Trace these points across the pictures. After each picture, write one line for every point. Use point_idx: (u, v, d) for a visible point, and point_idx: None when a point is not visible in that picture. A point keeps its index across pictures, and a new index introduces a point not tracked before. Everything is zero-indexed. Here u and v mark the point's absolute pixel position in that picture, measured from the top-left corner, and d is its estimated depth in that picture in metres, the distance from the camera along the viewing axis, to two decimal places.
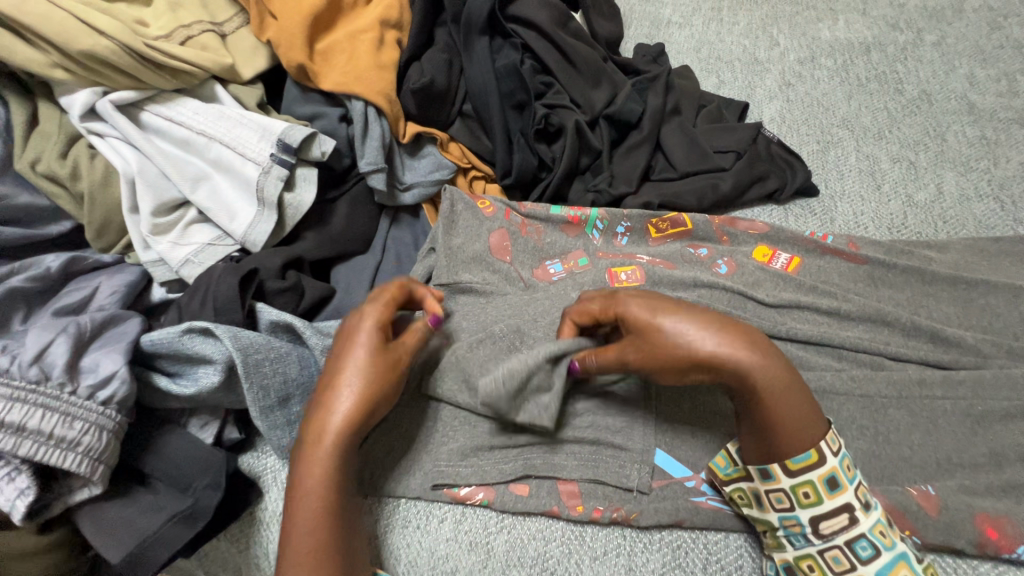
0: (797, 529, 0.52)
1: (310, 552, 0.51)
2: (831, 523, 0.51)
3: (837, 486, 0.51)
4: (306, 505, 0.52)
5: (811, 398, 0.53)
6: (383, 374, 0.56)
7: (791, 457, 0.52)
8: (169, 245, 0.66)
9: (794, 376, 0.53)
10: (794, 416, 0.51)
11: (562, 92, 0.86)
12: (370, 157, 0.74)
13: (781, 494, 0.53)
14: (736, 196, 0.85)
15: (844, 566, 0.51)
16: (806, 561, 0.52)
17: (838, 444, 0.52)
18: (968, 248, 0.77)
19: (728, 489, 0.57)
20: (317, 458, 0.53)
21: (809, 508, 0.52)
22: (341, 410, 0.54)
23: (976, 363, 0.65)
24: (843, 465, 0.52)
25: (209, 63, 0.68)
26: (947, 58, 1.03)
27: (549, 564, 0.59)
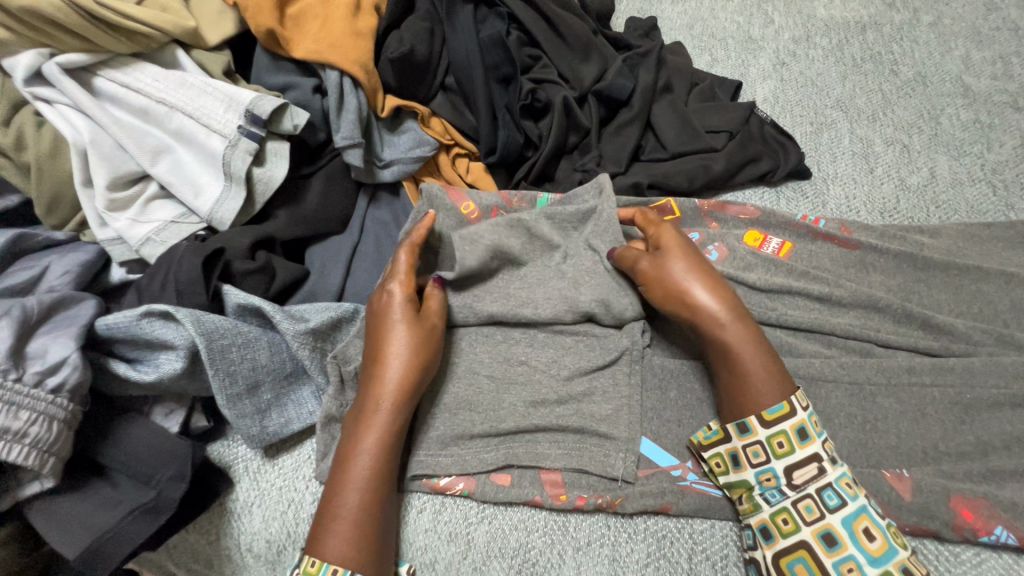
0: (772, 484, 0.53)
1: (352, 520, 0.51)
2: (803, 472, 0.53)
3: (807, 437, 0.53)
4: (358, 469, 0.54)
5: (781, 370, 0.56)
6: (426, 342, 0.59)
7: (767, 408, 0.54)
8: (127, 223, 0.62)
9: (773, 355, 0.56)
10: (760, 378, 0.55)
11: (550, 67, 0.83)
12: (345, 131, 0.70)
13: (758, 447, 0.54)
14: (728, 177, 0.82)
15: (815, 515, 0.51)
16: (782, 514, 0.52)
17: (806, 402, 0.55)
18: (960, 232, 0.75)
19: (707, 456, 0.57)
20: (374, 424, 0.55)
21: (784, 458, 0.53)
22: (393, 373, 0.57)
23: (965, 350, 0.64)
24: (812, 419, 0.54)
25: (168, 26, 0.63)
26: (943, 39, 1.00)
27: (530, 555, 0.57)
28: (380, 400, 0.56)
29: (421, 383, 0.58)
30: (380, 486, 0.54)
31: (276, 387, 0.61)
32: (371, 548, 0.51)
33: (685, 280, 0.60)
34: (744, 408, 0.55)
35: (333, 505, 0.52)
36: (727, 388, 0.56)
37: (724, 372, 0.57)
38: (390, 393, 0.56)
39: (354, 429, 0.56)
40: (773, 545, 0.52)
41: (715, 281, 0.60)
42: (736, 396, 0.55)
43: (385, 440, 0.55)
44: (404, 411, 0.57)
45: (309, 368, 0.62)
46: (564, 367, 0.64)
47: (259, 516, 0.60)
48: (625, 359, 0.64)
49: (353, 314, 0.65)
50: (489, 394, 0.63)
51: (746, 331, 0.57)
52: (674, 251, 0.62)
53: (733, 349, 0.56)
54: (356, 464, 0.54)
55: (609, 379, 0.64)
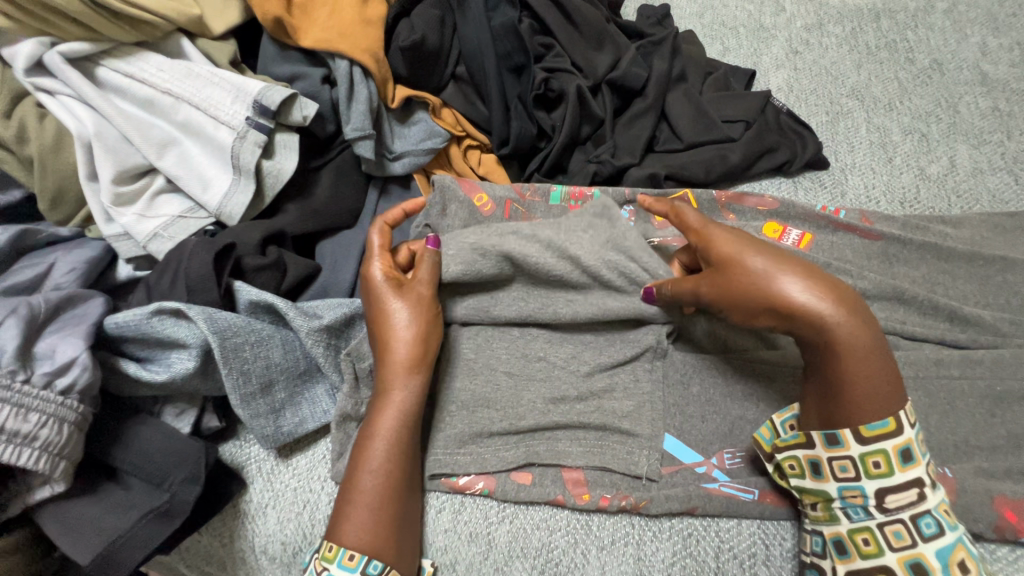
0: (858, 501, 0.49)
1: (371, 505, 0.51)
2: (898, 497, 0.48)
3: (910, 459, 0.48)
4: (373, 452, 0.53)
5: (893, 373, 0.49)
6: (427, 318, 0.58)
7: (868, 424, 0.48)
8: (134, 218, 0.60)
9: (886, 357, 0.49)
10: (872, 394, 0.48)
11: (563, 55, 0.80)
12: (356, 122, 0.68)
13: (848, 463, 0.49)
14: (745, 167, 0.80)
15: (904, 542, 0.48)
16: (862, 533, 0.49)
17: (913, 416, 0.49)
18: (984, 222, 0.74)
19: (780, 458, 0.53)
20: (388, 406, 0.55)
21: (877, 479, 0.49)
22: (401, 354, 0.56)
23: (994, 342, 0.62)
24: (917, 439, 0.49)
25: (173, 14, 0.61)
26: (959, 26, 0.99)
27: (554, 555, 0.56)
28: (390, 382, 0.55)
29: (429, 362, 0.57)
30: (398, 470, 0.53)
31: (290, 386, 0.60)
32: (389, 531, 0.51)
33: (776, 278, 0.51)
34: (849, 420, 0.48)
35: (348, 489, 0.52)
36: (831, 400, 0.49)
37: (819, 376, 0.50)
38: (399, 374, 0.56)
39: (368, 413, 0.55)
40: (849, 561, 0.49)
41: (810, 274, 0.51)
42: (843, 407, 0.49)
43: (399, 423, 0.54)
44: (416, 391, 0.56)
45: (323, 365, 0.60)
46: (584, 363, 0.63)
47: (275, 517, 0.59)
48: (646, 353, 0.63)
49: None
50: (508, 391, 0.62)
51: (860, 332, 0.49)
52: (738, 252, 0.54)
53: (842, 357, 0.48)
54: (368, 448, 0.53)
55: (630, 375, 0.62)
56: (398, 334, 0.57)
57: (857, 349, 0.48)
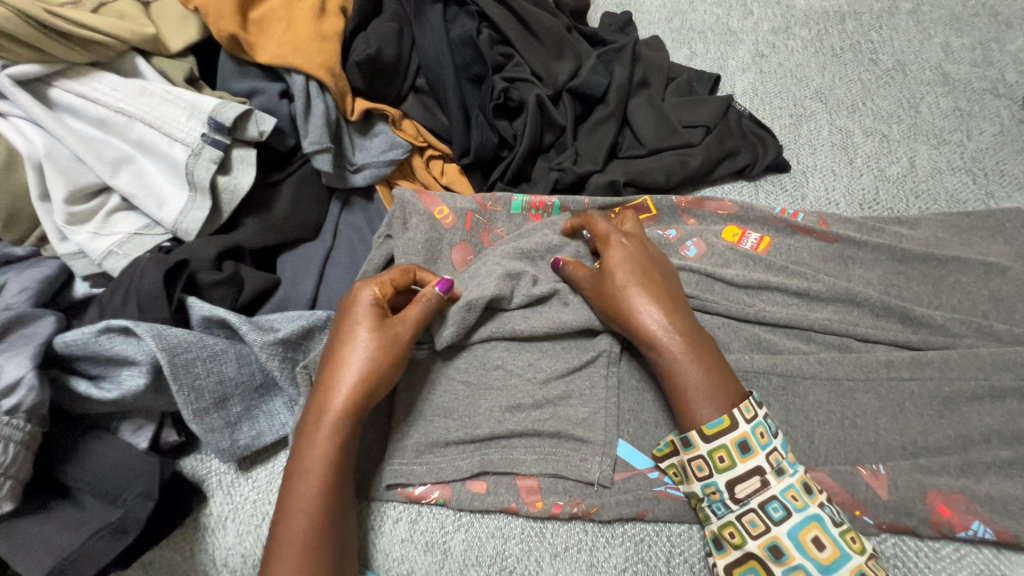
0: (717, 497, 0.52)
1: (302, 539, 0.49)
2: (745, 486, 0.51)
3: (748, 450, 0.52)
4: (306, 484, 0.52)
5: (724, 378, 0.55)
6: (382, 346, 0.57)
7: (706, 423, 0.53)
8: (88, 236, 0.61)
9: (719, 368, 0.55)
10: (698, 391, 0.54)
11: (523, 65, 0.81)
12: (313, 136, 0.69)
13: (701, 461, 0.53)
14: (706, 172, 0.81)
15: (760, 529, 0.50)
16: (728, 528, 0.52)
17: (752, 412, 0.53)
18: (940, 222, 0.74)
19: (661, 465, 0.57)
20: (321, 436, 0.53)
21: (726, 473, 0.52)
22: (346, 383, 0.55)
23: (945, 342, 0.63)
24: (755, 431, 0.52)
25: (127, 34, 0.61)
26: (922, 27, 0.99)
27: (508, 563, 0.56)
28: (328, 413, 0.54)
29: (376, 392, 0.56)
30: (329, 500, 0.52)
31: (246, 399, 0.60)
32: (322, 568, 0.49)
33: (627, 291, 0.59)
34: (685, 419, 0.54)
35: (284, 523, 0.50)
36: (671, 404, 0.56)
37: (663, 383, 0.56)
38: (341, 403, 0.54)
39: (301, 443, 0.54)
40: (723, 556, 0.52)
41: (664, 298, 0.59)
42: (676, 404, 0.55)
43: (333, 452, 0.53)
44: (357, 420, 0.55)
45: (279, 379, 0.61)
46: (541, 370, 0.63)
47: (234, 530, 0.59)
48: (602, 359, 0.63)
49: (325, 322, 0.64)
50: (465, 401, 0.63)
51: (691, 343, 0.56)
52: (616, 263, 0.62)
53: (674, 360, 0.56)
54: (303, 479, 0.52)
55: (586, 382, 0.63)
56: (344, 362, 0.56)
57: (678, 352, 0.56)
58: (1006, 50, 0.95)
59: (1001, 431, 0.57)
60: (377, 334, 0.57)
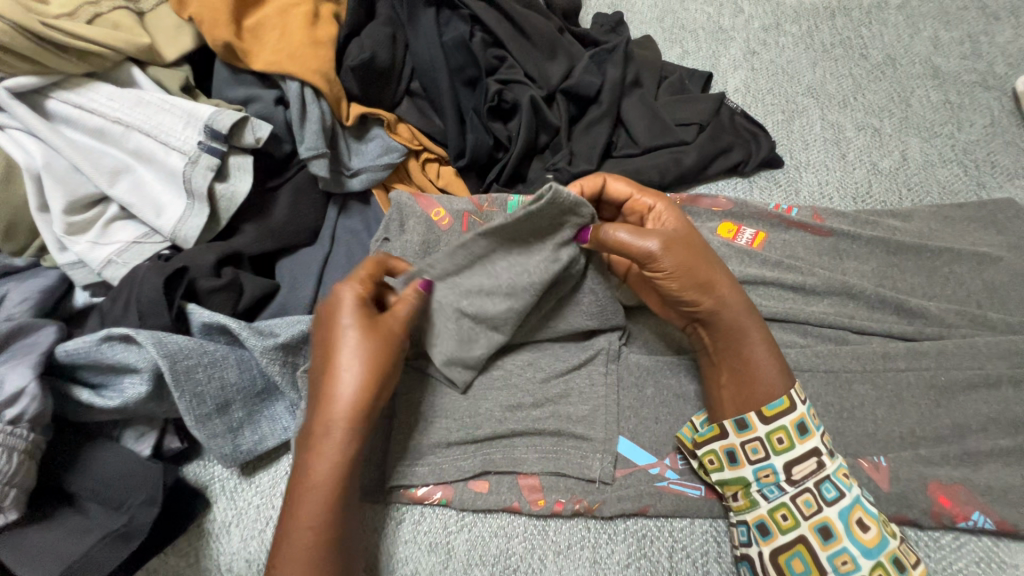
0: (771, 480, 0.53)
1: (308, 550, 0.50)
2: (802, 468, 0.53)
3: (806, 432, 0.53)
4: (309, 499, 0.52)
5: (781, 358, 0.56)
6: (383, 349, 0.55)
7: (767, 405, 0.54)
8: (87, 246, 0.61)
9: (773, 349, 0.56)
10: (764, 371, 0.55)
11: (516, 66, 0.82)
12: (310, 141, 0.69)
13: (757, 444, 0.54)
14: (700, 170, 0.81)
15: (813, 509, 0.51)
16: (780, 510, 0.52)
17: (803, 394, 0.55)
18: (933, 214, 0.75)
19: (700, 454, 0.56)
20: (325, 447, 0.53)
21: (783, 454, 0.53)
22: (346, 393, 0.53)
23: (940, 333, 0.64)
24: (810, 413, 0.54)
25: (122, 44, 0.62)
26: (911, 21, 1.00)
27: (512, 561, 0.57)
28: (331, 423, 0.53)
29: (379, 398, 0.55)
30: (334, 518, 0.52)
31: (248, 404, 0.61)
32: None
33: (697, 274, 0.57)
34: (746, 403, 0.54)
35: (289, 533, 0.51)
36: (731, 385, 0.56)
37: (727, 365, 0.57)
38: (341, 416, 0.53)
39: (305, 454, 0.53)
40: (770, 542, 0.52)
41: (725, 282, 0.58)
42: (735, 387, 0.56)
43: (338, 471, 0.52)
44: (361, 427, 0.54)
45: (280, 383, 0.61)
46: (540, 370, 0.64)
47: (238, 535, 0.60)
48: (601, 357, 0.64)
49: None
50: (465, 401, 0.63)
51: (753, 322, 0.57)
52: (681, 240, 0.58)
53: (740, 341, 0.56)
54: (306, 494, 0.52)
55: (585, 380, 0.63)
56: (343, 370, 0.54)
57: (751, 331, 0.56)
58: (994, 43, 0.96)
59: (998, 419, 0.58)
60: (376, 337, 0.55)
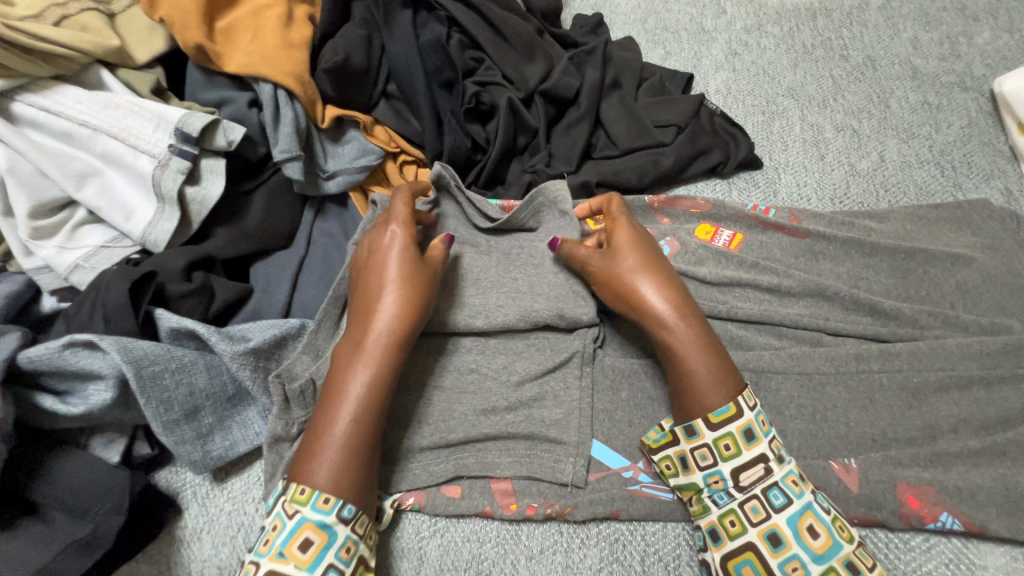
0: (720, 486, 0.52)
1: (341, 451, 0.50)
2: (750, 474, 0.51)
3: (753, 438, 0.52)
4: (350, 394, 0.52)
5: (729, 367, 0.54)
6: (422, 273, 0.58)
7: (713, 410, 0.52)
8: (54, 250, 0.61)
9: (720, 357, 0.54)
10: (705, 377, 0.53)
11: (494, 68, 0.82)
12: (284, 144, 0.68)
13: (705, 450, 0.52)
14: (679, 171, 0.81)
15: (761, 516, 0.50)
16: (729, 516, 0.51)
17: (753, 401, 0.53)
18: (908, 215, 0.75)
19: (656, 459, 0.56)
20: (368, 352, 0.54)
21: (731, 461, 0.52)
22: (387, 309, 0.55)
23: (913, 334, 0.64)
24: (759, 419, 0.52)
25: (89, 46, 0.61)
26: (892, 23, 1.01)
27: (483, 566, 0.56)
28: (372, 336, 0.55)
29: (420, 315, 0.57)
30: (370, 429, 0.52)
31: (218, 410, 0.60)
32: (357, 475, 0.50)
33: (634, 282, 0.58)
34: (691, 411, 0.53)
35: (319, 423, 0.52)
36: (674, 388, 0.55)
37: (670, 375, 0.56)
38: (383, 330, 0.55)
39: (345, 361, 0.54)
40: (720, 548, 0.51)
41: (668, 280, 0.59)
42: (679, 397, 0.54)
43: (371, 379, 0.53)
44: (404, 342, 0.56)
45: (251, 389, 0.61)
46: (514, 373, 0.63)
47: (209, 542, 0.59)
48: (576, 360, 0.63)
49: (299, 330, 0.64)
50: (439, 405, 0.62)
51: (693, 330, 0.55)
52: (626, 247, 0.61)
53: (677, 349, 0.55)
54: (346, 392, 0.53)
55: (560, 383, 0.62)
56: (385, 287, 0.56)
57: (687, 337, 0.55)
58: (973, 44, 0.97)
59: (968, 420, 0.58)
60: (415, 261, 0.58)
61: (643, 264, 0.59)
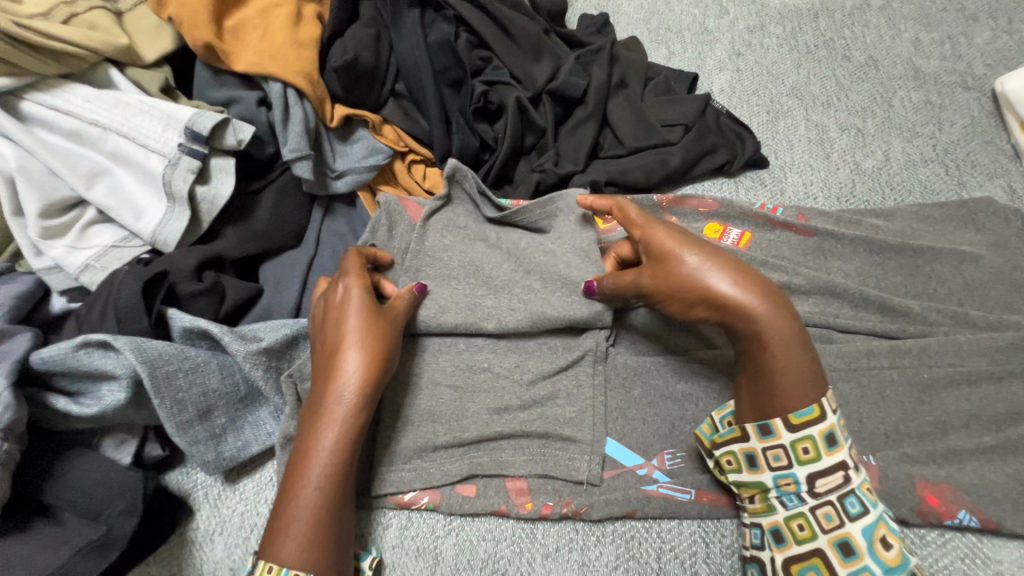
0: (791, 489, 0.51)
1: (309, 526, 0.48)
2: (827, 480, 0.50)
3: (835, 444, 0.50)
4: (315, 466, 0.50)
5: (813, 358, 0.52)
6: (385, 329, 0.56)
7: (793, 411, 0.50)
8: (63, 250, 0.60)
9: (806, 345, 0.52)
10: (791, 374, 0.50)
11: (502, 68, 0.81)
12: (293, 144, 0.68)
13: (780, 451, 0.51)
14: (686, 170, 0.82)
15: (834, 523, 0.49)
16: (797, 520, 0.50)
17: (835, 403, 0.51)
18: (915, 214, 0.76)
19: (718, 454, 0.54)
20: (330, 420, 0.51)
21: (808, 465, 0.50)
22: (350, 371, 0.53)
23: (922, 331, 0.64)
24: (841, 423, 0.50)
25: (98, 45, 0.61)
26: (893, 23, 1.01)
27: (500, 565, 0.56)
28: (335, 401, 0.52)
29: (385, 373, 0.55)
30: (338, 498, 0.50)
31: (230, 410, 0.60)
32: (330, 547, 0.48)
33: (706, 277, 0.53)
34: (775, 408, 0.50)
35: (287, 497, 0.49)
36: (754, 384, 0.52)
37: (751, 373, 0.52)
38: (348, 395, 0.52)
39: (307, 431, 0.52)
40: (785, 549, 0.51)
41: (736, 268, 0.54)
42: (763, 393, 0.51)
43: (338, 452, 0.51)
44: (369, 404, 0.53)
45: (264, 389, 0.60)
46: (527, 372, 0.62)
47: (223, 543, 0.59)
48: (588, 359, 0.63)
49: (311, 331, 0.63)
50: (451, 405, 0.61)
51: (782, 319, 0.52)
52: (672, 247, 0.56)
53: (767, 344, 0.51)
54: (310, 464, 0.50)
55: (574, 382, 0.62)
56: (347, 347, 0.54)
57: (775, 333, 0.51)
58: (973, 44, 0.98)
59: (979, 416, 0.59)
60: (377, 317, 0.56)
61: (713, 258, 0.55)
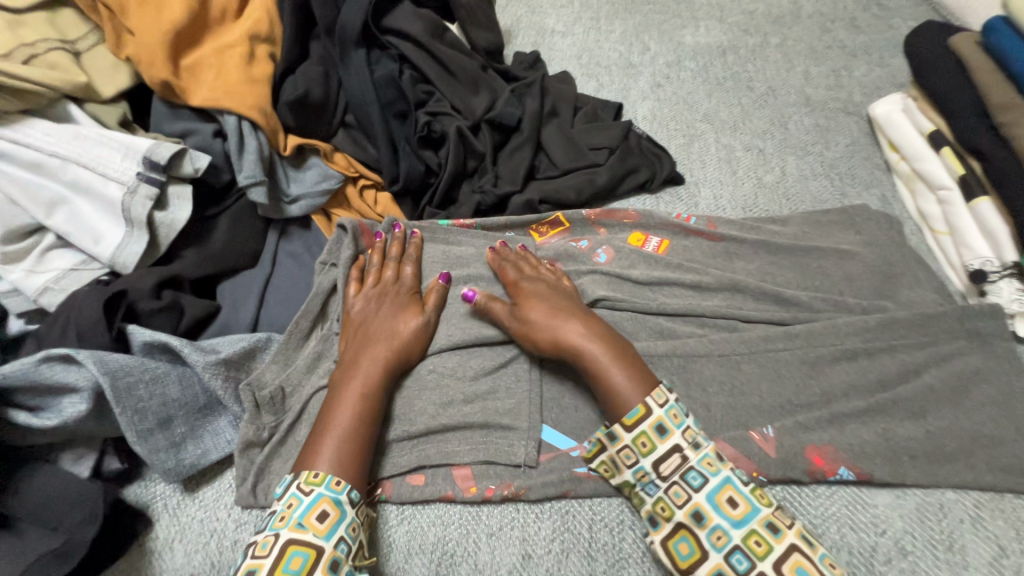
0: (647, 479, 0.57)
1: (339, 443, 0.58)
2: (668, 464, 0.56)
3: (665, 431, 0.57)
4: (348, 398, 0.61)
5: (640, 368, 0.60)
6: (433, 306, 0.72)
7: (627, 414, 0.57)
8: (22, 274, 0.63)
9: (625, 356, 0.61)
10: (616, 385, 0.59)
11: (443, 100, 0.90)
12: (247, 171, 0.74)
13: (628, 450, 0.58)
14: (612, 188, 0.92)
15: (683, 498, 0.55)
16: (659, 504, 0.56)
17: (663, 398, 0.58)
18: (805, 220, 0.88)
19: (595, 466, 0.62)
20: (363, 369, 0.63)
21: (649, 455, 0.57)
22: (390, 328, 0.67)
23: (810, 317, 0.74)
24: (669, 413, 0.57)
25: (58, 83, 0.65)
26: (788, 58, 1.17)
27: (449, 547, 0.62)
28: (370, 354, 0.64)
29: (418, 338, 0.68)
30: (362, 433, 0.60)
31: (190, 420, 0.63)
32: (354, 464, 0.57)
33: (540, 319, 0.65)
34: (612, 416, 0.59)
35: (324, 423, 0.60)
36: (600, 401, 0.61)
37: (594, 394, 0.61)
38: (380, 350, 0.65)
39: (343, 376, 0.63)
40: (659, 531, 0.56)
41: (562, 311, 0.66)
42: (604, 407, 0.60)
43: (369, 384, 0.62)
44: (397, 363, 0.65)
45: (223, 398, 0.64)
46: (469, 369, 0.69)
47: (181, 551, 0.61)
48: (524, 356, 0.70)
49: (267, 342, 0.69)
50: (401, 402, 0.67)
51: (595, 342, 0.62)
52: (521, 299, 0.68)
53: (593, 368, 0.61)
54: (344, 398, 0.61)
55: (513, 377, 0.69)
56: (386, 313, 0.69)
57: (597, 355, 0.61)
58: (853, 76, 1.14)
59: (857, 386, 0.69)
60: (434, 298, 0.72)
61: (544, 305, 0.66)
